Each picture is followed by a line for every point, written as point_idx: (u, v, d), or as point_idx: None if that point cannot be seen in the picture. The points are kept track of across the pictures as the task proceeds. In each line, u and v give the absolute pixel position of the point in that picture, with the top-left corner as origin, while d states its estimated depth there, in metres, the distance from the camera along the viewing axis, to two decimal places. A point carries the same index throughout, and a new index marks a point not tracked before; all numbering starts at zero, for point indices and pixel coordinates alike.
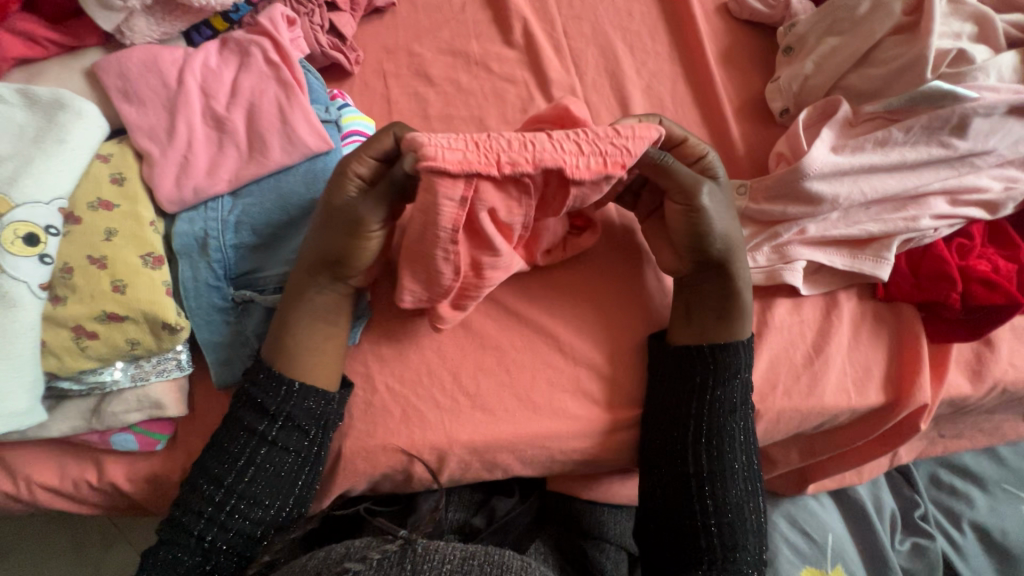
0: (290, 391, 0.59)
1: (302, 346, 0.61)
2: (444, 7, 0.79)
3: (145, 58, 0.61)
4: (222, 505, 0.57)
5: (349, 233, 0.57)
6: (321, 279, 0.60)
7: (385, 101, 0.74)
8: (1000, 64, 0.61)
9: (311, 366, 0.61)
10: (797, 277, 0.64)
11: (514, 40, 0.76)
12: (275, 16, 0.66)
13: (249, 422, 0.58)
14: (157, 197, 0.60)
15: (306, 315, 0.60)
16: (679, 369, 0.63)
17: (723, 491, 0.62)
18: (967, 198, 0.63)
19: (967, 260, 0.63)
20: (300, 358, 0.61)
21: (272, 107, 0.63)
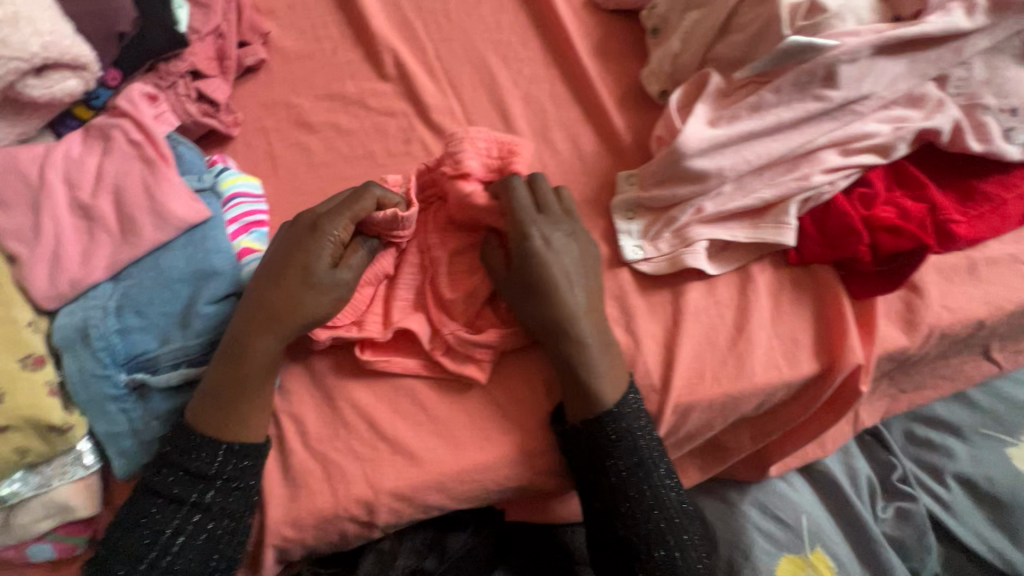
0: (230, 451, 0.57)
1: (243, 403, 0.57)
2: (315, 54, 0.78)
3: (5, 161, 0.60)
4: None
5: (308, 293, 0.58)
6: (266, 338, 0.57)
7: (269, 157, 0.74)
8: (856, 7, 0.58)
9: (251, 419, 0.58)
10: (700, 259, 0.62)
11: (387, 73, 0.75)
12: (134, 96, 0.65)
13: (177, 493, 0.56)
14: (32, 296, 0.59)
15: (248, 372, 0.57)
16: (574, 444, 0.60)
17: (653, 551, 0.58)
18: (858, 146, 0.61)
19: (871, 210, 0.61)
20: (233, 417, 0.57)
21: (136, 186, 0.62)
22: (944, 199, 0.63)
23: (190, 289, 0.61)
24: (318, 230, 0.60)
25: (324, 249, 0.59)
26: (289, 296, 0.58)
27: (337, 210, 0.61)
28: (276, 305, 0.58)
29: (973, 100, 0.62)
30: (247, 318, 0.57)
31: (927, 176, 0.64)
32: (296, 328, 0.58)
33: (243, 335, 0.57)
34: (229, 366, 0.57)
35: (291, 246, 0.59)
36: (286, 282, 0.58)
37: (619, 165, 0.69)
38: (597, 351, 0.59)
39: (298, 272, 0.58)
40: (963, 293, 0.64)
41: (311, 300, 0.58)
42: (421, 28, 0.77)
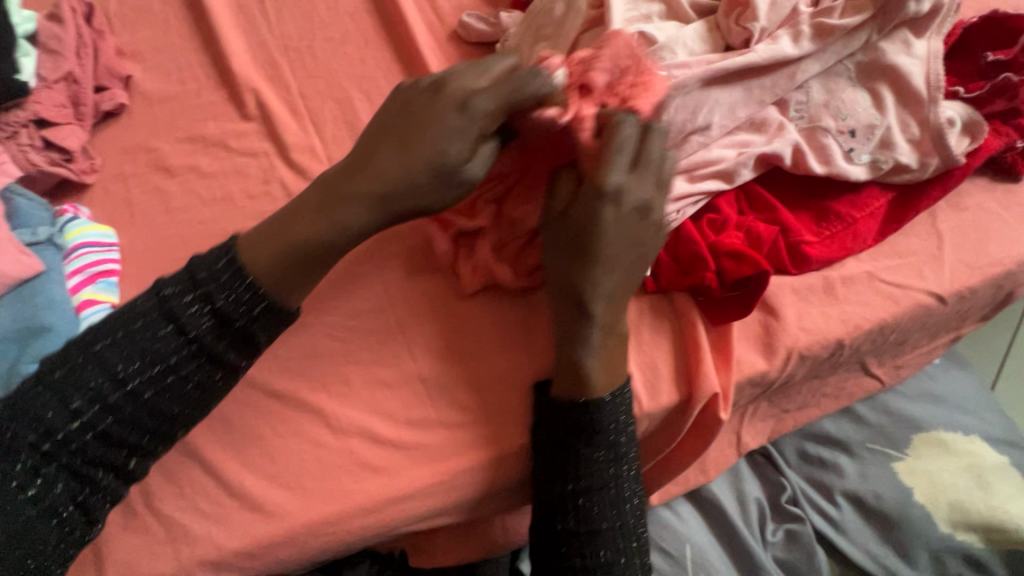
0: (127, 390, 0.50)
1: (305, 283, 0.55)
2: (178, 95, 0.76)
3: None
4: (26, 488, 0.48)
5: (434, 177, 0.53)
6: (363, 216, 0.54)
7: (127, 203, 0.72)
8: (685, 39, 0.59)
9: (261, 252, 0.53)
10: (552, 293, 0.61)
11: (249, 113, 0.74)
12: None
13: (70, 390, 0.49)
14: None
15: (288, 274, 0.54)
16: (549, 419, 0.59)
17: (596, 551, 0.57)
18: (703, 172, 0.61)
19: (719, 236, 0.61)
20: (289, 292, 0.54)
21: None
22: (794, 221, 0.64)
23: (15, 346, 0.58)
24: (461, 92, 0.54)
25: (484, 105, 0.53)
26: (399, 176, 0.54)
27: (491, 89, 0.53)
28: (380, 184, 0.54)
29: (813, 122, 0.62)
30: (370, 156, 0.55)
31: (777, 198, 0.65)
32: (433, 177, 0.53)
33: (330, 198, 0.55)
34: (319, 218, 0.54)
35: (416, 108, 0.55)
36: (417, 154, 0.53)
37: None
38: (599, 333, 0.57)
39: (422, 144, 0.53)
40: (820, 313, 0.64)
41: (390, 183, 0.54)
42: (286, 66, 0.76)
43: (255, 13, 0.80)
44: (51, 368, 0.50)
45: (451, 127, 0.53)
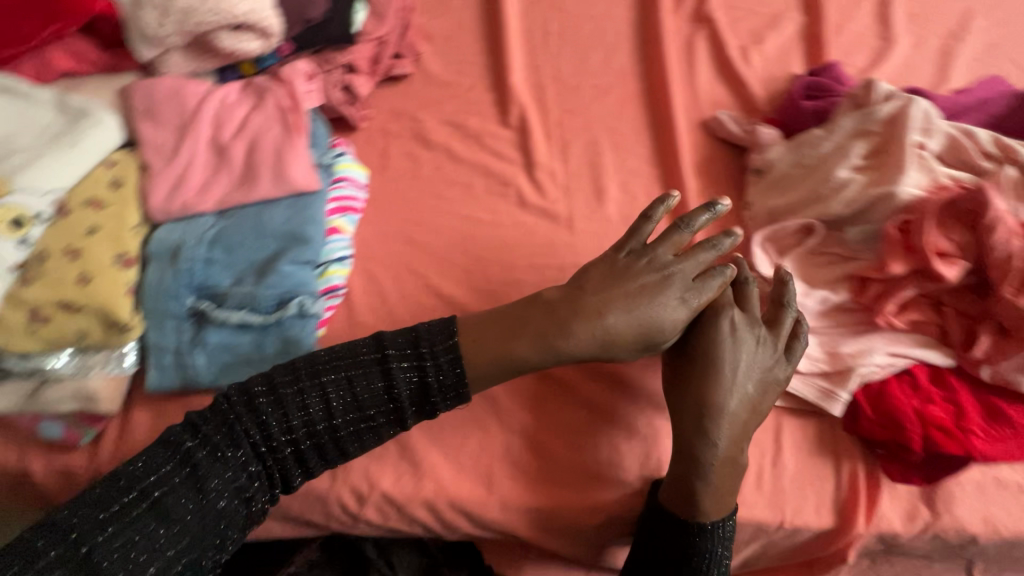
0: (186, 457, 0.50)
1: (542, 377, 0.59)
2: (453, 84, 0.86)
3: (172, 87, 0.68)
4: (186, 517, 0.49)
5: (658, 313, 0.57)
6: (603, 334, 0.57)
7: (382, 156, 0.81)
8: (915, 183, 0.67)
9: (495, 352, 0.57)
10: None
11: (510, 121, 0.83)
12: (296, 70, 0.73)
13: (184, 441, 0.51)
14: (147, 205, 0.65)
15: (526, 337, 0.57)
16: (666, 519, 0.60)
17: None
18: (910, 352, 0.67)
19: (922, 404, 0.65)
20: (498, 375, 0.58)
21: (271, 146, 0.68)
22: (973, 409, 0.65)
23: (277, 247, 0.66)
24: (653, 261, 0.59)
25: (699, 254, 0.59)
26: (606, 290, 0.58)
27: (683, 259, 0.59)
28: (583, 304, 0.57)
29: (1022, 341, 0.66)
30: (531, 308, 0.59)
31: (967, 383, 0.67)
32: (638, 342, 0.58)
33: (520, 302, 0.60)
34: (549, 329, 0.57)
35: (621, 263, 0.60)
36: (634, 290, 0.58)
37: None
38: (719, 472, 0.59)
39: (635, 289, 0.58)
40: (970, 505, 0.66)
41: (618, 324, 0.56)
42: (551, 95, 0.86)
43: (537, 42, 0.90)
44: (200, 437, 0.52)
45: (598, 274, 0.59)
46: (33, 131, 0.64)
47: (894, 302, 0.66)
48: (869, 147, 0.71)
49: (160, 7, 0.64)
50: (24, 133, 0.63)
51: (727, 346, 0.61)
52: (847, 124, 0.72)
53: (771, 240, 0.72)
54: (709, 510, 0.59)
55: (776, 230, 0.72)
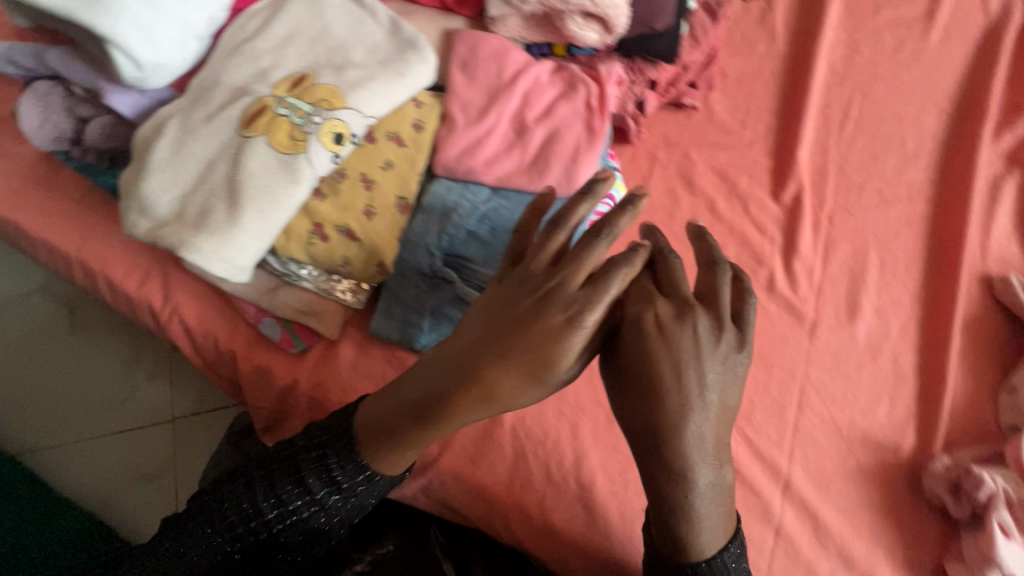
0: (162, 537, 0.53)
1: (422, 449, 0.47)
2: (734, 134, 0.81)
3: (499, 49, 0.66)
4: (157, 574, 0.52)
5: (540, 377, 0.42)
6: (523, 394, 0.42)
7: (643, 182, 0.77)
8: None
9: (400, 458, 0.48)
10: None
11: (781, 196, 0.77)
12: (612, 73, 0.70)
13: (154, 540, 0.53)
14: (437, 156, 0.64)
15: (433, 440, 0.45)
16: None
17: None
18: None
19: None
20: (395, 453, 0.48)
21: (571, 143, 0.65)
22: None
23: None
24: (548, 296, 0.43)
25: (627, 264, 0.43)
26: (520, 372, 0.41)
27: (581, 277, 0.43)
28: (459, 360, 0.43)
29: None
30: (416, 373, 0.46)
31: None
32: (533, 384, 0.42)
33: (445, 396, 0.43)
34: (450, 423, 0.44)
35: (515, 292, 0.44)
36: (533, 346, 0.42)
37: (920, 432, 0.67)
38: (707, 498, 0.45)
39: (532, 348, 0.42)
40: None
41: (523, 399, 0.43)
42: (832, 184, 0.79)
43: (833, 121, 0.83)
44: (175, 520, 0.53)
45: (483, 313, 0.44)
46: (365, 45, 0.63)
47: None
48: None
49: None
50: (358, 46, 0.62)
51: (665, 347, 0.44)
52: None
53: None
54: (701, 547, 0.46)
55: None
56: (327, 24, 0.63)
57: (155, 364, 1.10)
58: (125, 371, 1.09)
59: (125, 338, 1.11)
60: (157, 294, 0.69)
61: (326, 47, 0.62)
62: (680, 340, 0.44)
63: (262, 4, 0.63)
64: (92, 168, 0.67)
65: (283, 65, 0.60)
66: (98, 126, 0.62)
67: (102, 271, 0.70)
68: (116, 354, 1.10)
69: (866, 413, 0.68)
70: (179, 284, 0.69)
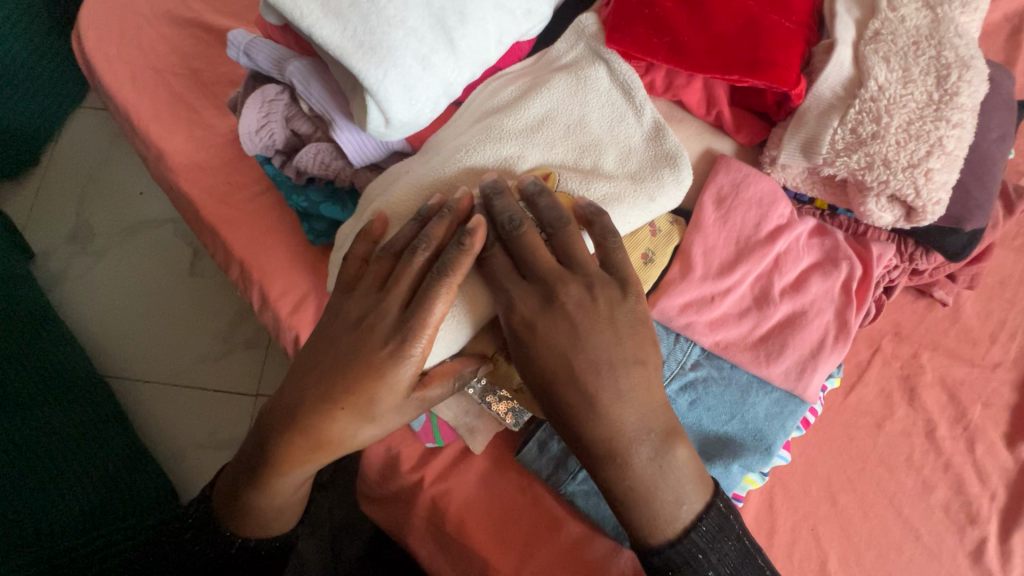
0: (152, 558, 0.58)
1: (283, 493, 0.51)
2: (979, 347, 0.67)
3: (766, 197, 0.55)
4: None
5: (357, 412, 0.46)
6: (353, 431, 0.47)
7: (856, 372, 0.65)
8: None
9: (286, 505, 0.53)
10: None
11: (1019, 445, 0.64)
12: (883, 255, 0.58)
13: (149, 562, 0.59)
14: (657, 300, 0.54)
15: (287, 483, 0.50)
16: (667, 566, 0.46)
17: None
18: None
19: None
20: (260, 506, 0.51)
21: (813, 334, 0.55)
22: None
23: (737, 433, 0.55)
24: (366, 324, 0.47)
25: (436, 299, 0.45)
26: (331, 407, 0.46)
27: (414, 332, 0.45)
28: (317, 430, 0.47)
29: None
30: (291, 438, 0.48)
31: None
32: (377, 427, 0.48)
33: (279, 454, 0.49)
34: (291, 468, 0.49)
35: (338, 319, 0.48)
36: (345, 382, 0.46)
37: None
38: (649, 453, 0.45)
39: (332, 376, 0.47)
40: None
41: (357, 438, 0.48)
42: None
43: None
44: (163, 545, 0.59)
45: (324, 351, 0.48)
46: (617, 147, 0.53)
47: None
48: None
49: (859, 135, 0.49)
50: (613, 150, 0.52)
51: (537, 340, 0.44)
52: None
53: None
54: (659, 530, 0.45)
55: None
56: (586, 115, 0.53)
57: (253, 337, 1.08)
58: (227, 335, 1.08)
59: (234, 302, 1.10)
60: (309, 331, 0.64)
61: (577, 142, 0.52)
62: (559, 335, 0.44)
63: (518, 71, 0.57)
64: (287, 183, 0.62)
65: (528, 157, 0.51)
66: (312, 152, 0.56)
67: (258, 282, 0.66)
68: (223, 314, 1.09)
69: None
70: None
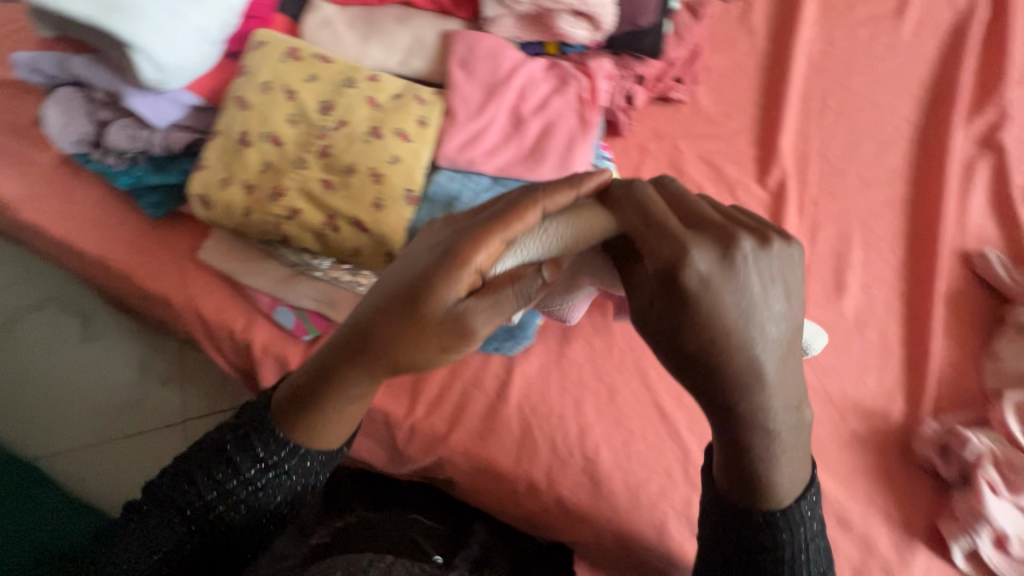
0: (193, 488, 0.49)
1: (324, 422, 0.47)
2: (720, 125, 0.85)
3: (494, 47, 0.70)
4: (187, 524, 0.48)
5: (403, 329, 0.39)
6: (379, 358, 0.41)
7: (635, 172, 0.80)
8: None
9: (333, 433, 0.48)
10: (959, 548, 0.62)
11: (767, 182, 0.81)
12: (601, 69, 0.74)
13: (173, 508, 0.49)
14: (439, 149, 0.67)
15: (328, 405, 0.46)
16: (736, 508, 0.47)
17: None
18: None
19: None
20: (309, 425, 0.47)
21: (564, 135, 0.68)
22: None
23: None
24: (421, 298, 0.38)
25: (514, 226, 0.39)
26: (384, 331, 0.40)
27: (462, 275, 0.38)
28: (369, 343, 0.41)
29: None
30: (337, 355, 0.43)
31: None
32: (438, 338, 0.39)
33: (319, 373, 0.45)
34: (329, 387, 0.45)
35: (403, 294, 0.39)
36: (390, 305, 0.40)
37: (907, 400, 0.70)
38: (786, 461, 0.45)
39: (388, 303, 0.40)
40: None
41: (428, 359, 0.40)
42: (813, 170, 0.83)
43: (813, 112, 0.87)
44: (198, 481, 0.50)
45: (370, 297, 0.42)
46: None
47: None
48: None
49: None
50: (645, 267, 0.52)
51: (689, 308, 0.39)
52: None
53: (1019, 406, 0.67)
54: (782, 496, 0.46)
55: None
56: None
57: (174, 367, 1.09)
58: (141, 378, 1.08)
59: (143, 343, 1.09)
60: (174, 288, 0.71)
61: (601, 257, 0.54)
62: (711, 281, 0.39)
63: None
64: (112, 170, 0.70)
65: None
66: (121, 128, 0.65)
67: (116, 267, 0.72)
68: (132, 361, 1.09)
69: (856, 382, 0.71)
70: (195, 278, 0.71)
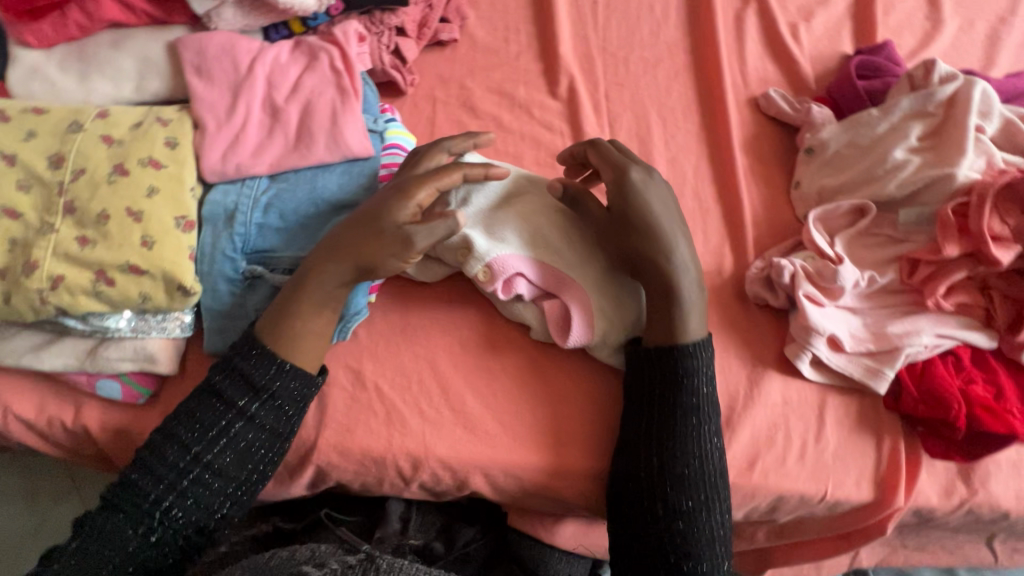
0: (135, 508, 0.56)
1: (297, 330, 0.59)
2: (500, 52, 0.84)
3: (224, 43, 0.66)
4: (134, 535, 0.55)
5: (371, 231, 0.59)
6: (343, 272, 0.60)
7: (430, 123, 0.79)
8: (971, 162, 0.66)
9: (312, 344, 0.60)
10: (804, 362, 0.68)
11: (559, 92, 0.82)
12: (349, 31, 0.71)
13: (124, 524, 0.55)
14: (202, 165, 0.63)
15: (304, 303, 0.59)
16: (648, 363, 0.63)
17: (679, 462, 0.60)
18: (957, 333, 0.67)
19: (962, 382, 0.66)
20: (289, 332, 0.59)
21: (326, 109, 0.66)
22: (1011, 391, 0.66)
23: (332, 211, 0.65)
24: (384, 213, 0.59)
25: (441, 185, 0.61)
26: (370, 239, 0.59)
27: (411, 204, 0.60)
28: (350, 238, 0.59)
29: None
30: (327, 246, 0.59)
31: (1000, 364, 0.68)
32: (364, 266, 0.60)
33: (304, 270, 0.60)
34: (308, 292, 0.59)
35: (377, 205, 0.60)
36: (368, 220, 0.59)
37: (735, 250, 0.75)
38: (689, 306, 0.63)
39: (352, 240, 0.59)
40: (1010, 486, 0.68)
41: (392, 264, 0.60)
42: (599, 67, 0.84)
43: (585, 11, 0.88)
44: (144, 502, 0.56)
45: (353, 222, 0.60)
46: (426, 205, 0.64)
47: (945, 285, 0.66)
48: (930, 127, 0.70)
49: None
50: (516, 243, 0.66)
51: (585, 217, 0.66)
52: (905, 105, 0.71)
53: (823, 218, 0.72)
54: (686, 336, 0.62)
55: (833, 208, 0.72)
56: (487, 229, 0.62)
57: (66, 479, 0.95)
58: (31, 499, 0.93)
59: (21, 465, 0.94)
60: None
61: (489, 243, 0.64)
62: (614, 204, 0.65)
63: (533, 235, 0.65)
64: None
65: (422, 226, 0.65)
66: None
67: None
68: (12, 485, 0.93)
69: None
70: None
